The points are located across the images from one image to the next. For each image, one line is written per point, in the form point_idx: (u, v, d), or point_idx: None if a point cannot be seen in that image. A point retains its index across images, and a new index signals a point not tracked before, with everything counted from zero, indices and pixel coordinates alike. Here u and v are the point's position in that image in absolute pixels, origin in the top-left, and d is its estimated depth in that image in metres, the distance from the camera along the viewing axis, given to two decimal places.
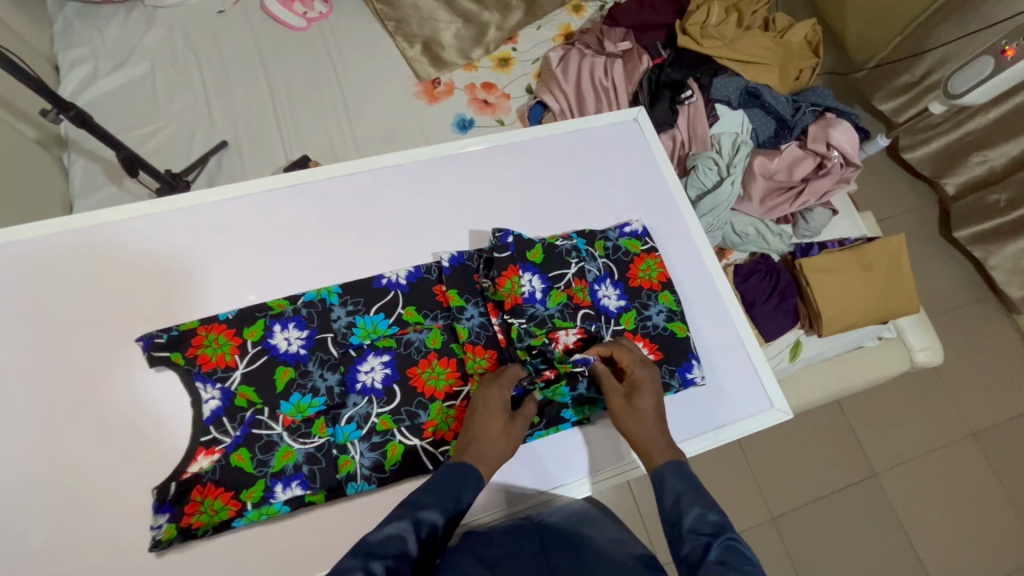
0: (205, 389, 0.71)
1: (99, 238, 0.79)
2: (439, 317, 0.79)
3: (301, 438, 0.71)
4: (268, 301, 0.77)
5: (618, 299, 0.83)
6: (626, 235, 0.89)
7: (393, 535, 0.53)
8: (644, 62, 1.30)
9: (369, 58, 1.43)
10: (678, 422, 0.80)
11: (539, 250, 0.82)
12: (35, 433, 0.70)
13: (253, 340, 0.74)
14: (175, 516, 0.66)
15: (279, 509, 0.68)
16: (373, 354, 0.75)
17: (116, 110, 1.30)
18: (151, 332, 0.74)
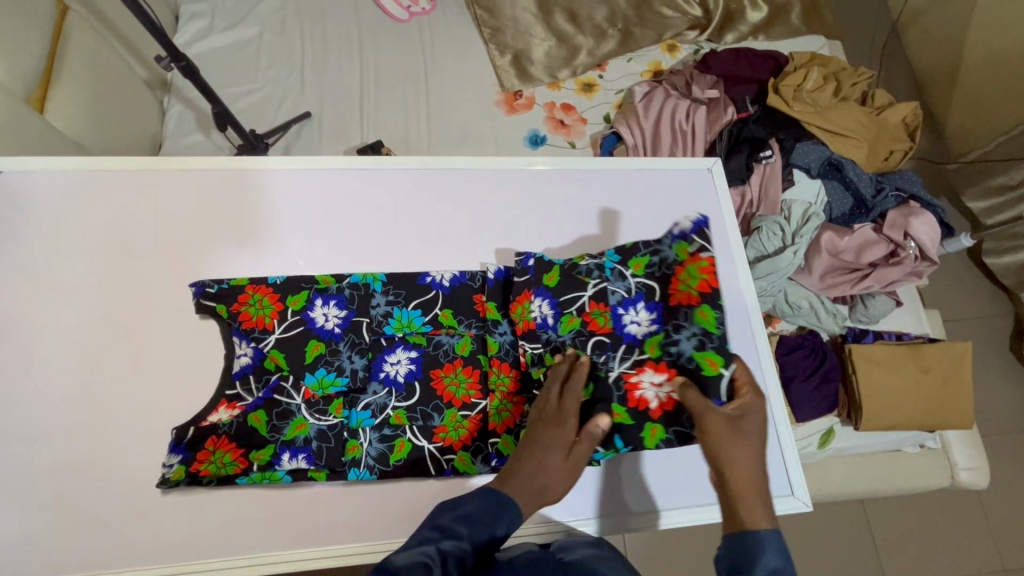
0: (240, 345, 0.75)
1: (177, 182, 0.84)
2: (461, 321, 0.79)
3: (317, 414, 0.72)
4: (317, 274, 0.80)
5: (648, 325, 0.78)
6: (671, 248, 0.82)
7: (418, 561, 0.49)
8: (728, 114, 1.27)
9: (459, 58, 1.47)
10: (684, 487, 0.77)
11: (556, 273, 0.80)
12: (84, 350, 0.75)
13: (294, 309, 0.76)
14: (186, 459, 0.69)
15: (282, 477, 0.70)
16: (402, 347, 0.77)
17: (219, 66, 1.39)
18: (204, 281, 0.78)
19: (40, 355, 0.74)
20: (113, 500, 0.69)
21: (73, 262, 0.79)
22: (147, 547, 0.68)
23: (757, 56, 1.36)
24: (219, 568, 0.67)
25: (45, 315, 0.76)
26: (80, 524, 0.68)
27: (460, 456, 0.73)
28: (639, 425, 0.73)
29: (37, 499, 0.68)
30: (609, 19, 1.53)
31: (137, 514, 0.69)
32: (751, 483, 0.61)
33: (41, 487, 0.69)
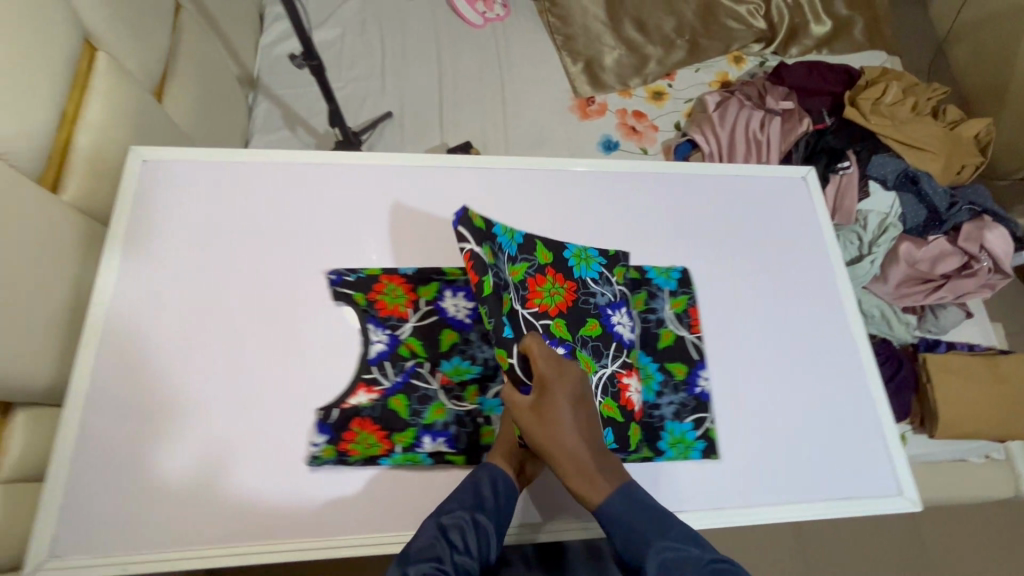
0: (376, 331, 0.79)
1: (304, 174, 0.87)
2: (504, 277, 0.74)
3: (453, 399, 0.76)
4: (446, 268, 0.84)
5: (630, 330, 0.84)
6: (509, 258, 0.79)
7: (426, 543, 0.59)
8: (803, 126, 1.30)
9: (533, 64, 1.51)
10: (797, 482, 0.80)
11: (637, 269, 0.89)
12: (221, 332, 0.78)
13: (427, 299, 0.81)
14: (333, 439, 0.72)
15: (421, 458, 0.72)
16: (549, 341, 0.75)
17: (303, 66, 1.43)
18: (341, 270, 0.82)
19: (182, 332, 0.77)
20: (252, 479, 0.70)
21: (208, 247, 0.81)
22: (291, 522, 0.69)
23: (829, 70, 1.39)
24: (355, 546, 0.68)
25: (182, 297, 0.78)
26: (225, 497, 0.69)
27: None
28: (625, 423, 0.78)
29: (183, 472, 0.70)
30: (677, 31, 1.57)
31: (278, 491, 0.70)
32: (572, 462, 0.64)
33: (183, 464, 0.70)
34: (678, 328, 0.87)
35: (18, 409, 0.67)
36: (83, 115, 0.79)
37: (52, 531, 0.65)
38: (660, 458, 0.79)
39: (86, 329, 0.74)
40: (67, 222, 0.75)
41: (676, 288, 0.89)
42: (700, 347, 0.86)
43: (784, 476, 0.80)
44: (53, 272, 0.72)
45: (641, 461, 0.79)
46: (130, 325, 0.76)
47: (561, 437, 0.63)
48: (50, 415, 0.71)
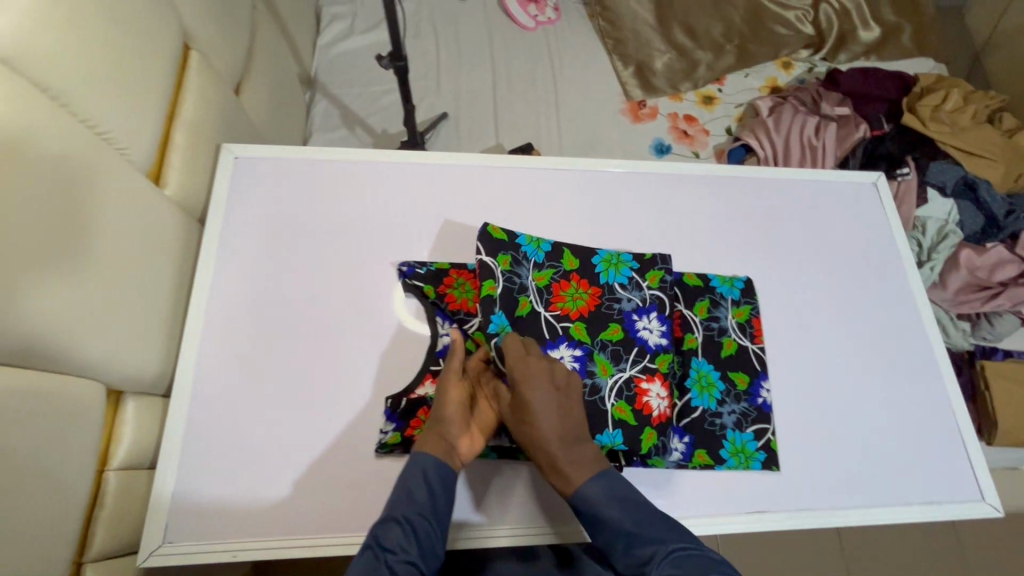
0: (444, 325, 0.80)
1: (389, 174, 0.89)
2: (515, 279, 0.77)
3: None
4: (494, 255, 0.77)
5: (660, 336, 0.79)
6: (534, 264, 0.79)
7: (384, 537, 0.59)
8: (859, 132, 1.31)
9: (585, 67, 1.53)
10: (881, 485, 0.80)
11: (696, 275, 0.88)
12: (314, 327, 0.79)
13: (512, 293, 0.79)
14: (400, 426, 0.74)
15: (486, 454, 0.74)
16: (566, 343, 0.76)
17: (360, 66, 1.45)
18: (412, 262, 0.83)
19: (277, 327, 0.78)
20: (353, 471, 0.72)
21: (298, 243, 0.83)
22: None
23: (885, 77, 1.40)
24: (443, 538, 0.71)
25: (276, 291, 0.80)
26: (328, 490, 0.71)
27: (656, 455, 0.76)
28: (639, 427, 0.74)
29: (287, 464, 0.72)
30: (726, 36, 1.57)
31: (377, 485, 0.72)
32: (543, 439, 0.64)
33: (285, 455, 0.72)
34: (741, 337, 0.85)
35: (130, 397, 0.69)
36: (181, 113, 0.81)
37: (167, 518, 0.67)
38: (722, 468, 0.78)
39: (189, 323, 0.76)
40: (171, 217, 0.76)
41: (739, 298, 0.87)
42: (783, 350, 0.86)
43: (869, 479, 0.80)
44: (160, 266, 0.73)
45: (702, 469, 0.78)
46: (230, 318, 0.78)
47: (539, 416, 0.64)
48: (156, 406, 0.73)
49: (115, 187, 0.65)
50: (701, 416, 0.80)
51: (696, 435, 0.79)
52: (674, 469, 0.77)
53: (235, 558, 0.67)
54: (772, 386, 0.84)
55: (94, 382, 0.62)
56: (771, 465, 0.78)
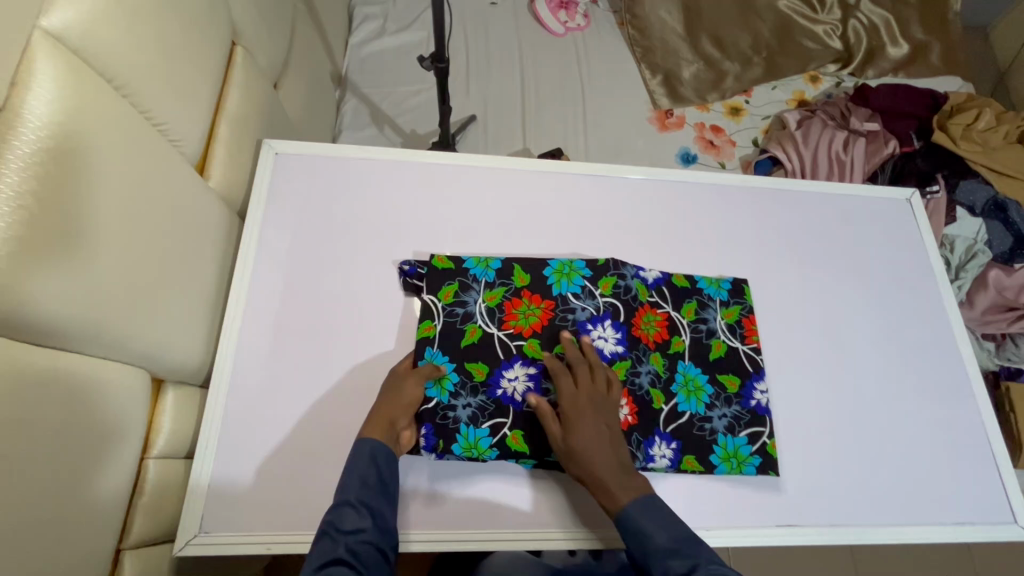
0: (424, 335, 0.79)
1: (425, 174, 0.90)
2: (456, 311, 0.78)
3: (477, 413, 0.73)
4: (437, 288, 0.79)
5: (615, 344, 0.79)
6: (483, 286, 0.80)
7: (340, 518, 0.62)
8: (889, 148, 1.32)
9: (612, 75, 1.54)
10: (911, 503, 0.80)
11: (684, 276, 0.87)
12: (349, 324, 0.79)
13: (490, 301, 0.79)
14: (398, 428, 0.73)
15: (489, 452, 0.72)
16: (520, 363, 0.76)
17: (391, 66, 1.46)
18: (413, 262, 0.82)
19: (312, 323, 0.79)
20: None
21: (335, 240, 0.84)
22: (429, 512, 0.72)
23: (915, 93, 1.40)
24: (465, 539, 0.70)
25: (312, 287, 0.81)
26: None
27: (689, 458, 0.76)
28: None
29: (319, 458, 0.72)
30: (754, 48, 1.57)
31: (413, 481, 0.73)
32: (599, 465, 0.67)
33: (319, 450, 0.72)
34: (730, 339, 0.83)
35: (169, 386, 0.69)
36: (225, 107, 0.81)
37: (202, 508, 0.68)
38: (713, 473, 0.76)
39: (227, 315, 0.77)
40: (214, 210, 0.77)
41: (728, 299, 0.86)
42: (815, 364, 0.86)
43: (900, 496, 0.80)
44: (202, 258, 0.74)
45: (691, 475, 0.76)
46: (266, 311, 0.78)
47: (589, 437, 0.68)
48: (192, 396, 0.73)
49: (167, 178, 0.66)
50: (689, 421, 0.77)
51: (680, 439, 0.76)
52: (701, 477, 0.77)
53: (267, 551, 0.67)
54: (772, 387, 0.83)
55: (140, 369, 0.63)
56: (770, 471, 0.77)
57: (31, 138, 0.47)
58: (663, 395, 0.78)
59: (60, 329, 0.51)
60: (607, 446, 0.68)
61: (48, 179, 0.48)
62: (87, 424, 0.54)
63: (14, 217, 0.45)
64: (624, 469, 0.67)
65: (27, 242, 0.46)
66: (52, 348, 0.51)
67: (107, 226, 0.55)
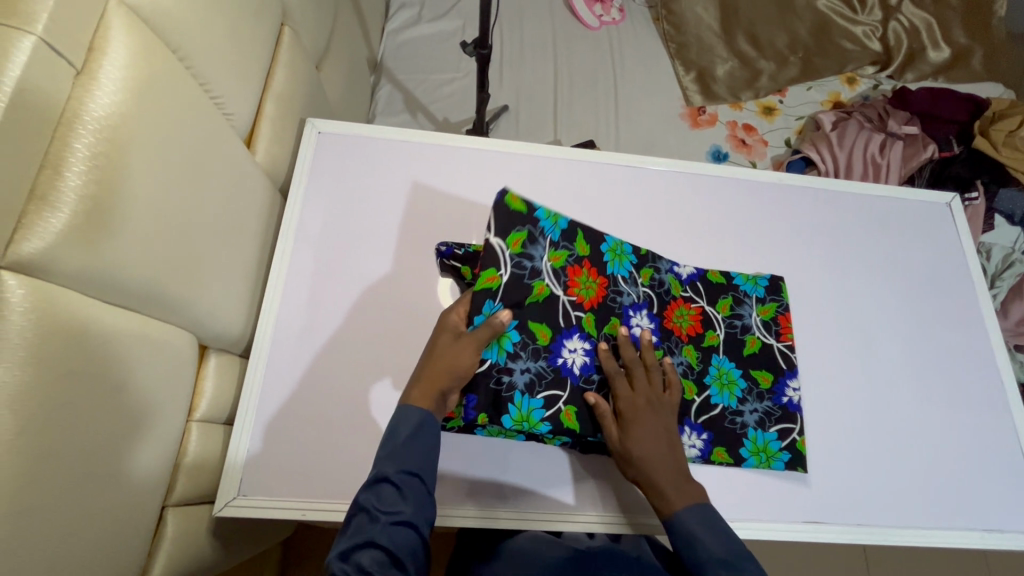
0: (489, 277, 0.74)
1: (463, 159, 0.91)
2: (524, 264, 0.73)
3: (535, 383, 0.72)
4: (507, 233, 0.73)
5: (650, 333, 0.78)
6: (550, 243, 0.76)
7: (373, 498, 0.57)
8: (926, 152, 1.31)
9: (646, 70, 1.53)
10: (941, 506, 0.79)
11: (719, 272, 0.86)
12: (385, 302, 0.81)
13: (556, 264, 0.76)
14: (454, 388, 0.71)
15: (540, 425, 0.72)
16: (579, 335, 0.75)
17: (425, 54, 1.48)
18: (451, 243, 0.83)
19: (351, 299, 0.80)
20: None
21: (374, 220, 0.85)
22: (457, 490, 0.73)
23: (955, 99, 1.39)
24: (491, 518, 0.72)
25: (351, 265, 0.82)
26: None
27: (717, 449, 0.76)
28: None
29: (354, 430, 0.74)
30: (791, 47, 1.55)
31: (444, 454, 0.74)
32: (658, 469, 0.67)
33: (354, 423, 0.74)
34: (765, 336, 0.83)
35: (213, 353, 0.72)
36: (272, 85, 0.83)
37: (242, 471, 0.70)
38: (742, 466, 0.76)
39: (268, 288, 0.79)
40: (260, 185, 0.79)
41: (764, 296, 0.86)
42: (847, 364, 0.85)
43: (929, 499, 0.79)
44: (248, 230, 0.76)
45: (720, 467, 0.76)
46: (305, 286, 0.80)
47: (648, 444, 0.68)
48: (234, 364, 0.76)
49: (221, 150, 0.68)
50: (720, 414, 0.78)
51: (710, 430, 0.77)
52: (728, 469, 0.77)
53: (303, 517, 0.69)
54: (805, 385, 0.83)
55: (188, 334, 0.65)
56: (798, 467, 0.77)
57: (106, 100, 0.49)
58: (695, 387, 0.78)
59: (125, 288, 0.53)
60: (666, 452, 0.68)
61: (120, 139, 0.50)
62: (143, 381, 0.57)
63: (90, 175, 0.47)
64: (682, 475, 0.67)
65: (99, 200, 0.48)
66: (115, 305, 0.53)
67: (168, 191, 0.57)
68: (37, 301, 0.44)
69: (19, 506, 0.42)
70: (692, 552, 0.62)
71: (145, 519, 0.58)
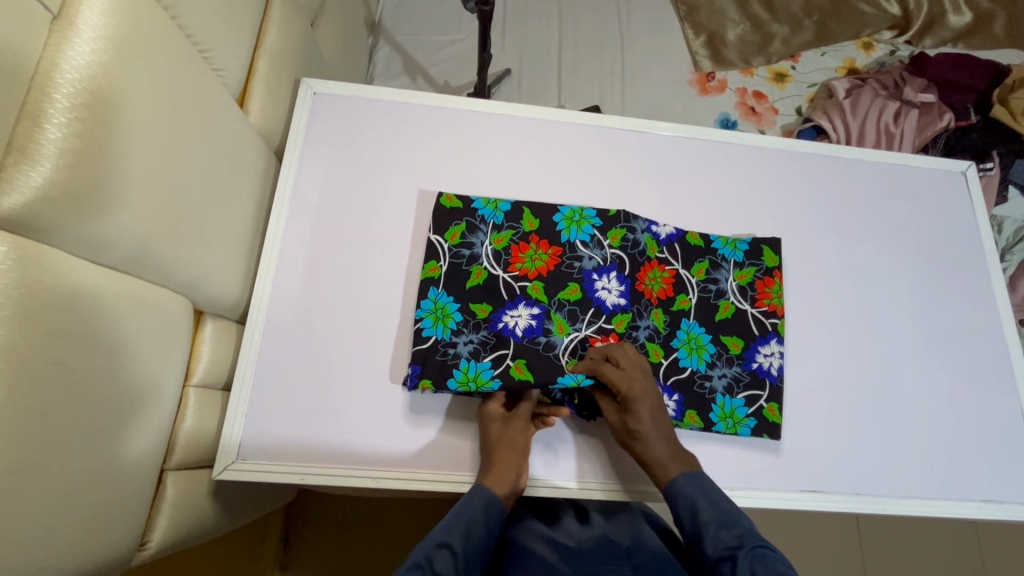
0: (442, 257, 0.79)
1: (460, 122, 0.87)
2: (462, 253, 0.79)
3: (481, 347, 0.74)
4: (444, 229, 0.80)
5: (618, 296, 0.79)
6: (491, 227, 0.80)
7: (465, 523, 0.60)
8: (942, 121, 1.27)
9: (653, 33, 1.48)
10: (941, 477, 0.79)
11: (698, 234, 0.84)
12: (382, 268, 0.79)
13: (498, 245, 0.79)
14: (414, 370, 0.73)
15: (490, 383, 0.72)
16: (524, 303, 0.77)
17: (424, 14, 1.42)
18: (441, 194, 0.82)
19: (349, 264, 0.79)
20: (417, 411, 0.74)
21: (370, 183, 0.83)
22: (445, 455, 0.73)
23: (974, 65, 1.34)
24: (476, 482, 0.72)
25: (348, 231, 0.80)
26: (391, 423, 0.73)
27: (690, 412, 0.76)
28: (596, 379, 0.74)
29: (352, 395, 0.74)
30: (805, 9, 1.49)
31: (433, 419, 0.74)
32: (653, 460, 0.68)
33: (352, 389, 0.74)
34: (740, 301, 0.82)
35: (209, 318, 0.71)
36: (264, 42, 0.80)
37: (241, 434, 0.70)
38: (711, 429, 0.76)
39: (263, 253, 0.77)
40: (254, 146, 0.76)
41: (743, 260, 0.84)
42: (849, 335, 0.84)
43: (930, 469, 0.79)
44: (242, 194, 0.74)
45: (692, 430, 0.76)
46: (300, 251, 0.79)
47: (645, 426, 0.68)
48: (230, 330, 0.75)
49: (211, 108, 0.65)
50: (690, 377, 0.77)
51: (682, 393, 0.76)
52: (711, 435, 0.76)
53: (301, 481, 0.69)
54: (807, 357, 0.82)
55: (182, 298, 0.64)
56: (766, 435, 0.77)
57: (85, 50, 0.47)
58: (662, 350, 0.78)
59: (114, 250, 0.51)
60: (657, 427, 0.69)
61: (101, 91, 0.48)
62: (135, 344, 0.55)
63: (72, 127, 0.45)
64: (674, 445, 0.69)
65: (83, 153, 0.46)
66: (106, 268, 0.52)
67: (158, 149, 0.55)
68: (21, 258, 0.42)
69: (13, 465, 0.42)
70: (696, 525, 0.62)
71: (143, 481, 0.58)
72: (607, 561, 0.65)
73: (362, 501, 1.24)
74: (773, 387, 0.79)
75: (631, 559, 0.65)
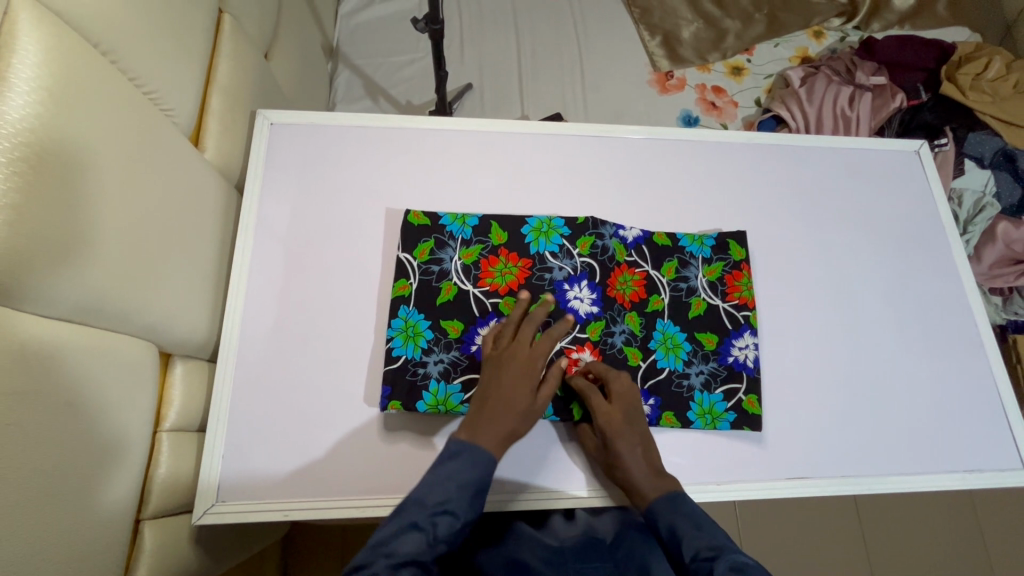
0: (411, 275, 0.78)
1: (421, 140, 0.88)
2: (432, 269, 0.79)
3: (452, 370, 0.75)
4: (412, 248, 0.80)
5: (590, 304, 0.79)
6: (460, 243, 0.80)
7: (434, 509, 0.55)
8: (895, 101, 1.30)
9: (610, 36, 1.50)
10: (923, 451, 0.80)
11: (665, 234, 0.85)
12: (352, 294, 0.79)
13: (468, 260, 0.80)
14: (388, 392, 0.73)
15: (459, 407, 0.73)
16: (495, 320, 0.77)
17: (381, 36, 1.43)
18: (408, 211, 0.82)
19: (317, 292, 0.78)
20: (399, 434, 0.73)
21: (334, 209, 0.82)
22: None
23: (921, 45, 1.38)
24: None
25: (315, 260, 0.80)
26: (373, 450, 0.72)
27: (667, 414, 0.76)
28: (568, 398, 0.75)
29: (331, 425, 0.73)
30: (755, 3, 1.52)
31: (416, 441, 0.73)
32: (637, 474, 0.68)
33: (331, 419, 0.73)
34: (712, 296, 0.83)
35: (178, 360, 0.70)
36: (216, 77, 0.79)
37: (220, 474, 0.69)
38: (691, 427, 0.76)
39: (230, 288, 0.76)
40: (212, 183, 0.76)
41: (711, 255, 0.85)
42: (821, 319, 0.85)
43: (912, 445, 0.80)
44: (204, 231, 0.74)
45: (671, 431, 0.76)
46: (268, 283, 0.78)
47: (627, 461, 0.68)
48: (201, 370, 0.73)
49: (165, 149, 0.65)
50: (667, 377, 0.78)
51: (658, 396, 0.77)
52: (691, 433, 0.77)
53: (285, 517, 0.68)
54: (782, 345, 0.83)
55: (148, 343, 0.63)
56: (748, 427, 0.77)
57: (20, 103, 0.46)
58: (639, 353, 0.79)
59: (69, 301, 0.50)
60: (640, 448, 0.69)
61: (39, 141, 0.47)
62: (98, 394, 0.54)
63: (11, 181, 0.44)
64: (657, 472, 0.68)
65: (24, 207, 0.45)
66: (64, 319, 0.51)
67: (109, 195, 0.55)
68: None
69: None
70: (676, 539, 0.60)
71: (118, 533, 0.56)
72: (591, 556, 0.64)
73: (360, 528, 1.22)
74: (751, 378, 0.79)
75: (614, 556, 0.65)
